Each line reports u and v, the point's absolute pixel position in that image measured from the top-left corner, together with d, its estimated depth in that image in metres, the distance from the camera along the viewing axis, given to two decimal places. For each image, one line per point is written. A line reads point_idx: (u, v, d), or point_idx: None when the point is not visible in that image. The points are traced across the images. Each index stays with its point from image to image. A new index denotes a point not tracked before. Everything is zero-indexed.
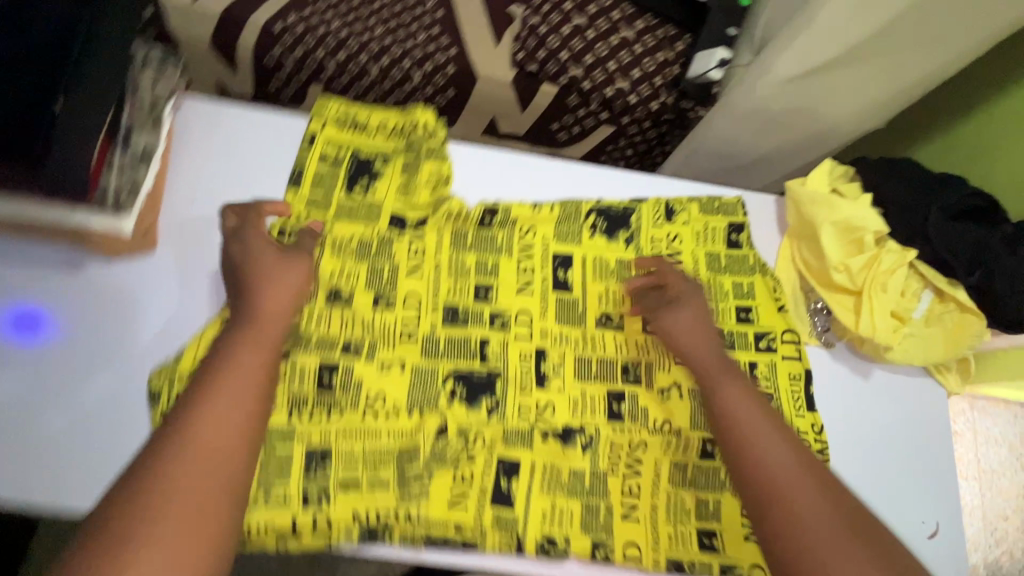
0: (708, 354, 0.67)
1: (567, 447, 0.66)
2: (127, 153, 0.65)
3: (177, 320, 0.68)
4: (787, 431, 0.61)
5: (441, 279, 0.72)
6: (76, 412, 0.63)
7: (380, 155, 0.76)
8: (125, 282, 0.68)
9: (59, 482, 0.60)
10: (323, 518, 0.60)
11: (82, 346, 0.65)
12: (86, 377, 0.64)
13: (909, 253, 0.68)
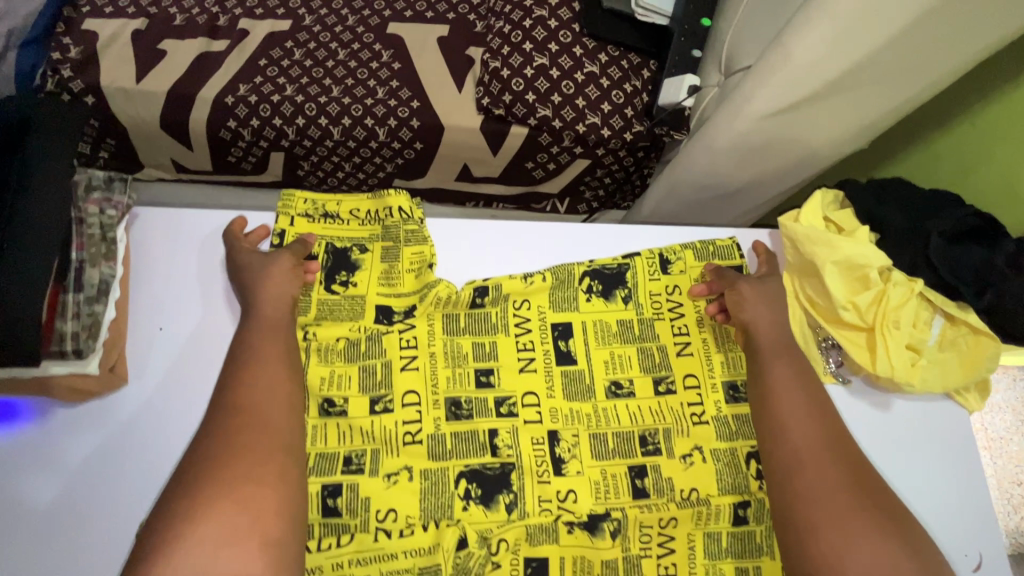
0: (770, 332, 0.68)
1: (596, 537, 0.62)
2: (82, 292, 0.60)
3: (150, 447, 0.62)
4: (818, 404, 0.65)
5: (438, 369, 0.67)
6: (35, 552, 0.57)
7: (350, 242, 0.71)
8: (93, 410, 0.62)
9: None
10: None
11: (45, 481, 0.60)
12: (52, 515, 0.59)
13: (916, 283, 0.66)
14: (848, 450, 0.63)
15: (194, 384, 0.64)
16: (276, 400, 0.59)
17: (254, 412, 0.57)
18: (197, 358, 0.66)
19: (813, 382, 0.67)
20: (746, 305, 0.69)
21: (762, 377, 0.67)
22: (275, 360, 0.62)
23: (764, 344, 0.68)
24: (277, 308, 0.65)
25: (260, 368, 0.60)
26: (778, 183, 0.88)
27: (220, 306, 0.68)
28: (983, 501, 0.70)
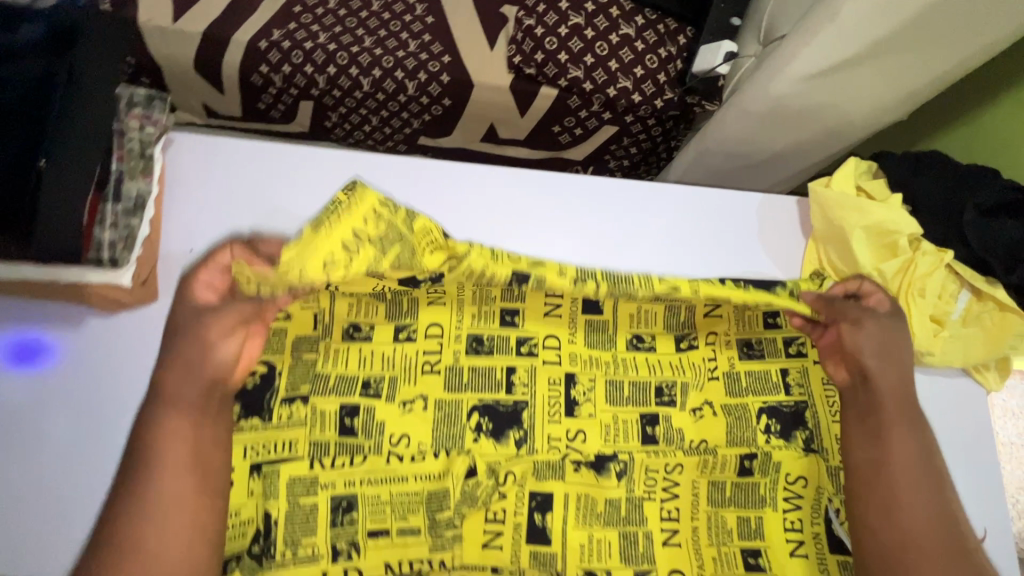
0: (891, 389, 0.62)
1: (602, 476, 0.63)
2: (120, 203, 0.62)
3: None
4: (932, 484, 0.60)
5: (463, 306, 0.67)
6: (65, 468, 0.62)
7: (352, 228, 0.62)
8: (123, 331, 0.66)
9: (40, 504, 0.61)
10: (355, 570, 0.58)
11: (70, 408, 0.63)
12: (79, 437, 0.63)
13: (947, 254, 0.65)
14: (957, 536, 0.57)
15: None
16: (184, 489, 0.53)
17: (158, 513, 0.51)
18: None
19: (933, 455, 0.61)
20: (865, 349, 0.63)
21: (875, 430, 0.61)
22: (186, 454, 0.54)
23: (885, 396, 0.62)
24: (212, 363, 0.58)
25: (172, 457, 0.53)
26: (809, 153, 0.87)
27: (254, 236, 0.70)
28: (991, 476, 0.70)
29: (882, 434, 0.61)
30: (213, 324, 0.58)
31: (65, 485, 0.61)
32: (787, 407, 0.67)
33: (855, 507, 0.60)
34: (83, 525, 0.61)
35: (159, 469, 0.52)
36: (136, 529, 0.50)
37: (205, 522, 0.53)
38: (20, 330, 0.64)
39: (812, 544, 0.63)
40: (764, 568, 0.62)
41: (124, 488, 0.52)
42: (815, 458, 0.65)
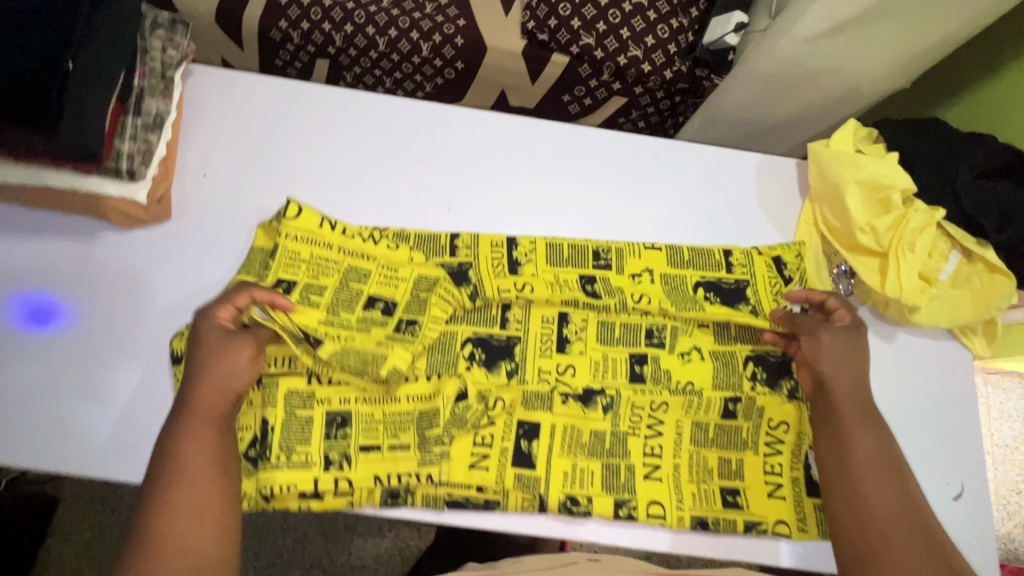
0: (846, 394, 0.64)
1: (588, 409, 0.65)
2: (139, 119, 0.64)
3: (185, 286, 0.69)
4: (896, 481, 0.61)
5: (472, 251, 0.69)
6: (96, 390, 0.65)
7: (374, 232, 0.69)
8: (143, 248, 0.69)
9: (76, 424, 0.64)
10: (345, 479, 0.60)
11: (99, 336, 0.66)
12: (107, 360, 0.66)
13: (937, 214, 0.67)
14: (925, 529, 0.58)
15: (229, 232, 0.70)
16: (200, 475, 0.55)
17: (180, 494, 0.54)
18: (238, 205, 0.71)
19: (890, 448, 0.63)
20: (824, 356, 0.65)
21: (837, 433, 0.63)
22: (204, 453, 0.56)
23: (841, 399, 0.64)
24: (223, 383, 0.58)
25: (190, 452, 0.55)
26: (812, 118, 0.89)
27: (267, 171, 0.73)
28: (974, 436, 0.71)
29: (845, 437, 0.62)
30: (230, 350, 0.59)
31: (97, 402, 0.65)
32: (774, 357, 0.69)
33: (831, 512, 0.60)
34: (113, 436, 0.64)
35: (179, 465, 0.55)
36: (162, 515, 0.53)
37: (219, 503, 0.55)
38: (25, 286, 0.67)
39: (789, 487, 0.65)
40: (742, 506, 0.64)
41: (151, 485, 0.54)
42: (796, 404, 0.67)
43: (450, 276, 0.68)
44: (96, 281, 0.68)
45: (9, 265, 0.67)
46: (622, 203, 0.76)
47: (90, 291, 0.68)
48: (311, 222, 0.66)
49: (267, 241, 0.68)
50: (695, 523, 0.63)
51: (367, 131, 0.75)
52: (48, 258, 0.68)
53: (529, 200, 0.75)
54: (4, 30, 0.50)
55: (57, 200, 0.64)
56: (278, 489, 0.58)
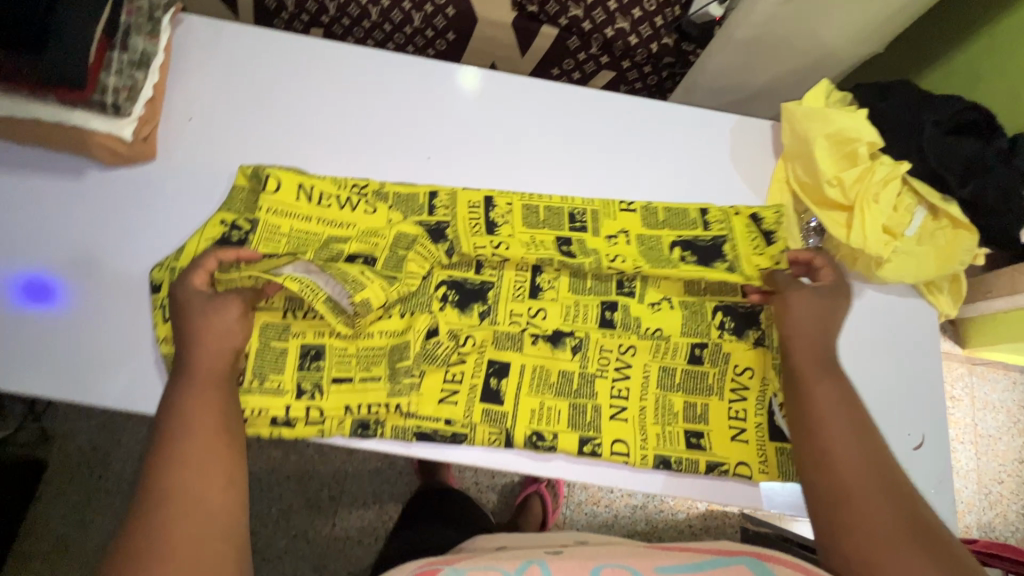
0: (808, 349, 0.64)
1: (557, 349, 0.67)
2: (125, 56, 0.65)
3: (189, 221, 0.71)
4: (862, 433, 0.59)
5: (458, 210, 0.70)
6: (110, 330, 0.67)
7: (354, 194, 0.70)
8: (138, 187, 0.71)
9: (96, 364, 0.66)
10: (316, 408, 0.61)
11: (108, 280, 0.68)
12: (120, 300, 0.68)
13: (901, 166, 0.68)
14: (892, 480, 0.56)
15: (213, 174, 0.72)
16: (206, 436, 0.54)
17: (189, 452, 0.53)
18: (222, 149, 0.73)
19: (856, 401, 0.61)
20: (793, 314, 0.65)
21: (809, 412, 0.61)
22: (210, 416, 0.55)
23: (812, 376, 0.62)
24: (219, 342, 0.59)
25: (196, 414, 0.55)
26: (793, 85, 0.92)
27: (254, 119, 0.75)
28: (937, 391, 0.72)
29: (819, 414, 0.60)
30: (207, 309, 0.60)
31: (114, 340, 0.66)
32: (742, 307, 0.70)
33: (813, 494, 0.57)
34: (131, 367, 0.66)
35: (184, 427, 0.54)
36: (172, 476, 0.51)
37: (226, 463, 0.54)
38: (20, 267, 0.68)
39: (752, 432, 0.66)
40: (705, 448, 0.65)
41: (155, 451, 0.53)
42: (762, 351, 0.68)
43: (428, 234, 0.69)
44: (81, 259, 0.68)
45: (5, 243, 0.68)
46: (601, 161, 0.78)
47: (75, 269, 0.68)
48: (289, 195, 0.68)
49: (247, 180, 0.68)
50: (658, 462, 0.64)
51: (350, 82, 0.77)
52: (33, 238, 0.69)
53: (508, 154, 0.77)
54: None
55: (42, 134, 0.66)
56: (250, 413, 0.60)
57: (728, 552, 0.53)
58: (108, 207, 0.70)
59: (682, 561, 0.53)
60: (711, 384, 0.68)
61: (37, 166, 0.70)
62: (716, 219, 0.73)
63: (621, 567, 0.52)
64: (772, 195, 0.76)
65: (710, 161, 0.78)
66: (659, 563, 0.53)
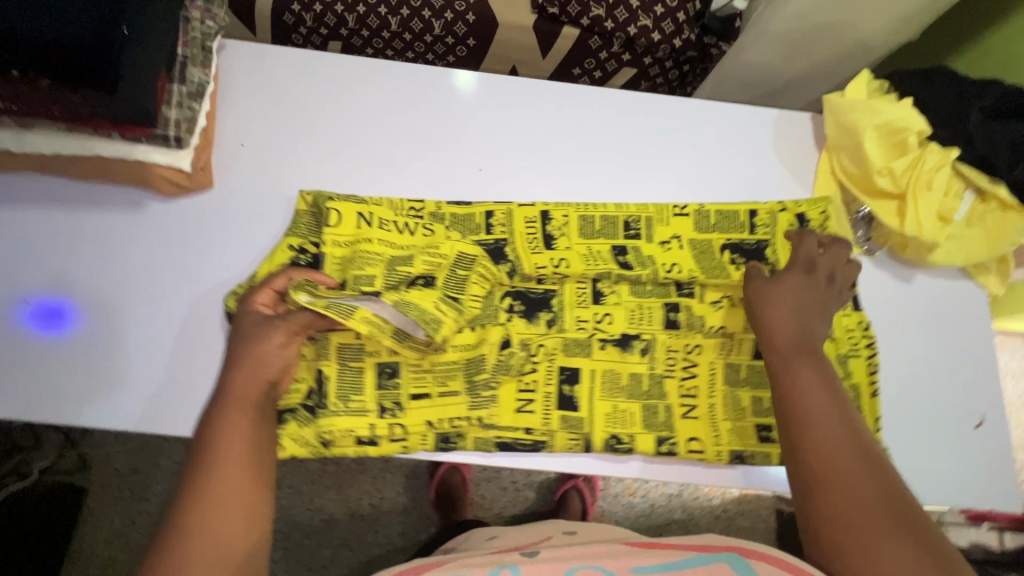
0: (787, 335, 0.62)
1: (626, 353, 0.68)
2: (184, 87, 0.64)
3: (218, 243, 0.71)
4: (850, 418, 0.57)
5: (516, 228, 0.71)
6: (138, 353, 0.67)
7: (412, 218, 0.70)
8: (173, 213, 0.71)
9: (125, 387, 0.66)
10: (399, 426, 0.62)
11: (131, 303, 0.68)
12: (142, 323, 0.68)
13: (952, 152, 0.69)
14: (878, 467, 0.54)
15: (266, 198, 0.73)
16: (236, 469, 0.53)
17: (214, 485, 0.52)
18: (276, 174, 0.74)
19: (840, 389, 0.59)
20: (772, 301, 0.64)
21: (797, 411, 0.57)
22: (243, 440, 0.55)
23: (800, 377, 0.59)
24: (261, 368, 0.59)
25: (228, 444, 0.54)
26: (827, 73, 0.94)
27: (304, 143, 0.75)
28: (992, 369, 0.74)
29: (809, 420, 0.56)
30: (258, 334, 0.60)
31: (141, 362, 0.67)
32: None
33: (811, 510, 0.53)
34: (162, 389, 0.67)
35: (216, 458, 0.53)
36: (199, 511, 0.50)
37: (252, 498, 0.53)
38: (36, 292, 0.68)
39: None
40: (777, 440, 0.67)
41: (185, 482, 0.53)
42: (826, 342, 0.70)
43: (488, 253, 0.69)
44: (134, 289, 0.69)
45: (20, 268, 0.69)
46: (648, 163, 0.79)
47: (128, 300, 0.69)
48: (351, 224, 0.68)
49: (308, 206, 0.70)
50: (733, 457, 0.66)
51: (396, 100, 0.78)
52: (81, 271, 0.69)
53: (556, 162, 0.78)
54: None
55: (99, 168, 0.66)
56: (337, 435, 0.61)
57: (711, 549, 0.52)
58: (162, 235, 0.71)
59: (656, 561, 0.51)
60: None
61: (89, 200, 0.71)
62: (765, 219, 0.75)
63: (594, 568, 0.51)
64: (820, 187, 0.77)
65: (755, 157, 0.80)
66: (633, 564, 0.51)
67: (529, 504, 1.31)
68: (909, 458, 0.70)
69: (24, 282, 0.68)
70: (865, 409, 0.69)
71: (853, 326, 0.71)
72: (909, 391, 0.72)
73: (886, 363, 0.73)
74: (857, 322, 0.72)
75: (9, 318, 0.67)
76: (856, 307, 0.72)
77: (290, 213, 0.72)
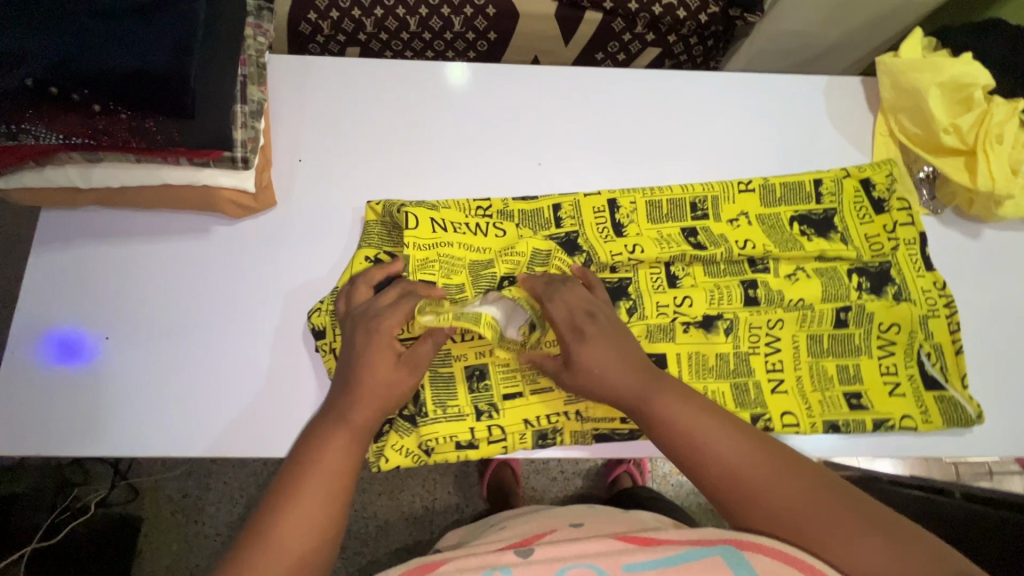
0: (626, 376, 0.58)
1: (710, 333, 0.68)
2: (246, 105, 0.64)
3: (264, 261, 0.70)
4: (724, 417, 0.56)
5: (585, 219, 0.71)
6: (178, 381, 0.66)
7: (480, 218, 0.70)
8: (226, 236, 0.70)
9: (169, 415, 0.65)
10: (497, 427, 0.62)
11: (165, 332, 0.68)
12: (177, 351, 0.67)
13: (1019, 104, 0.69)
14: (771, 452, 0.54)
15: (329, 211, 0.72)
16: (323, 486, 0.53)
17: (300, 499, 0.52)
18: (337, 188, 0.73)
19: (697, 397, 0.58)
20: (596, 352, 0.59)
21: (684, 442, 0.55)
22: (343, 462, 0.55)
23: (660, 404, 0.57)
24: (383, 397, 0.58)
25: (327, 456, 0.55)
26: (862, 38, 0.99)
27: (362, 155, 0.74)
28: None
29: (693, 440, 0.55)
30: (389, 369, 0.59)
31: (185, 389, 0.66)
32: (873, 267, 0.72)
33: (750, 530, 0.52)
34: (202, 415, 0.66)
35: (313, 470, 0.54)
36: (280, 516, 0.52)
37: (325, 519, 0.52)
38: (61, 322, 0.67)
39: (908, 384, 0.68)
40: (868, 407, 0.67)
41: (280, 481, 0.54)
42: (906, 306, 0.70)
43: (561, 247, 0.70)
44: (192, 315, 0.68)
45: (49, 299, 0.68)
46: (706, 143, 0.78)
47: (186, 327, 0.68)
48: (427, 230, 0.67)
49: (379, 216, 0.70)
50: (827, 427, 0.66)
51: (450, 103, 0.77)
52: (124, 303, 0.68)
53: (611, 152, 0.77)
54: (131, 20, 0.49)
55: (167, 196, 0.66)
56: (438, 441, 0.61)
57: (705, 540, 0.49)
58: (220, 259, 0.70)
59: (653, 556, 0.49)
60: (860, 344, 0.69)
61: (144, 230, 0.70)
62: (828, 187, 0.74)
63: (588, 567, 0.49)
64: (880, 151, 0.77)
65: (811, 125, 0.79)
66: (625, 559, 0.49)
67: (579, 492, 1.28)
68: (1001, 413, 0.69)
69: (52, 313, 0.68)
70: (950, 368, 0.69)
71: (929, 287, 0.71)
72: (992, 347, 0.72)
73: (964, 321, 0.72)
74: (932, 282, 0.71)
75: (42, 355, 0.66)
76: (930, 268, 0.72)
77: (358, 227, 0.72)
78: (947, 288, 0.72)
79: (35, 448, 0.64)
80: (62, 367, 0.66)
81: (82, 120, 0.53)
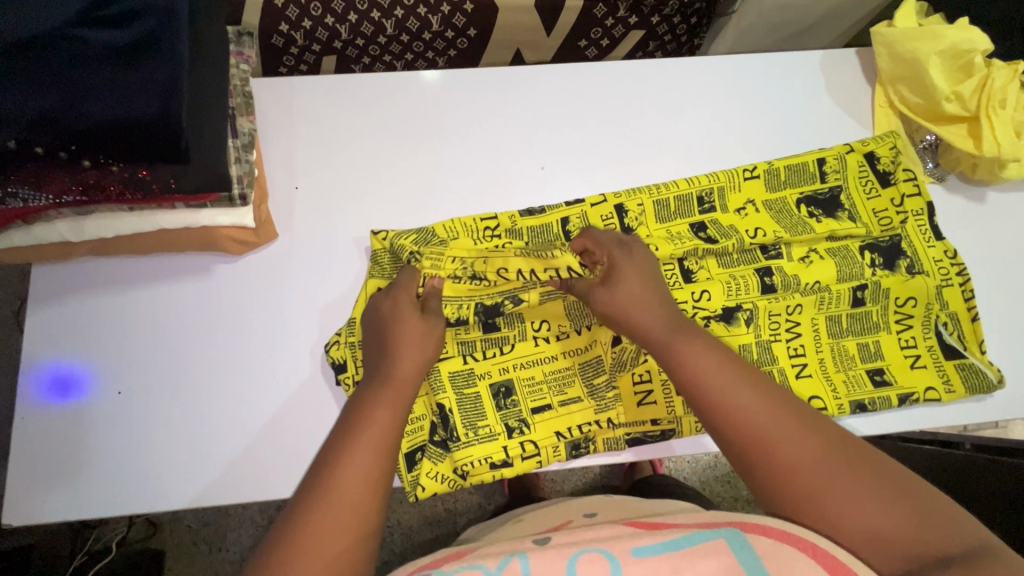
0: (646, 323, 0.58)
1: (732, 326, 0.68)
2: (239, 138, 0.62)
3: (267, 296, 0.68)
4: (750, 372, 0.53)
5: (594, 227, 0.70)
6: (189, 428, 0.65)
7: (490, 238, 0.69)
8: (226, 273, 0.68)
9: (184, 463, 0.64)
10: (530, 442, 0.62)
11: (169, 379, 0.65)
12: (185, 397, 0.65)
13: (1019, 66, 0.69)
14: (798, 410, 0.51)
15: (331, 238, 0.70)
16: (376, 441, 0.51)
17: (351, 454, 0.50)
18: (338, 212, 0.71)
19: (727, 352, 0.55)
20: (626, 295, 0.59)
21: (708, 397, 0.52)
22: (389, 418, 0.53)
23: (686, 356, 0.54)
24: (416, 352, 0.58)
25: (375, 415, 0.53)
26: (851, 5, 0.99)
27: (359, 176, 0.72)
28: None
29: (717, 394, 0.52)
30: (417, 327, 0.59)
31: (197, 438, 0.64)
32: (883, 242, 0.71)
33: (775, 491, 0.49)
34: (217, 460, 0.64)
35: (361, 423, 0.52)
36: (332, 477, 0.49)
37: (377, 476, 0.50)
38: (58, 380, 0.65)
39: (927, 355, 0.69)
40: (891, 382, 0.68)
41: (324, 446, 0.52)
42: (920, 278, 0.70)
43: None
44: (197, 359, 0.66)
45: (45, 358, 0.65)
46: (708, 130, 0.77)
47: (192, 373, 0.66)
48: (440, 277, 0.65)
49: (386, 247, 0.67)
50: (854, 407, 0.67)
51: (444, 114, 0.75)
52: (122, 354, 0.66)
53: (613, 148, 0.75)
54: (104, 64, 0.46)
55: (163, 237, 0.64)
56: (472, 465, 0.61)
57: (713, 521, 0.46)
58: (226, 300, 0.68)
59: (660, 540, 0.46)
60: (879, 322, 0.69)
61: (140, 276, 0.68)
62: (833, 166, 0.74)
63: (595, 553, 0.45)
64: (882, 124, 0.76)
65: (810, 103, 0.78)
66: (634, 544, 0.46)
67: (598, 479, 1.29)
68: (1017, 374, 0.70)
69: (50, 372, 0.65)
70: (967, 335, 0.70)
71: (939, 257, 0.71)
72: (1005, 310, 0.72)
73: (976, 288, 0.73)
74: (943, 252, 0.71)
75: (40, 417, 0.64)
76: (940, 238, 0.72)
77: (364, 253, 0.70)
78: (958, 257, 0.72)
79: (48, 511, 0.62)
80: (66, 427, 0.64)
81: (69, 175, 0.50)
